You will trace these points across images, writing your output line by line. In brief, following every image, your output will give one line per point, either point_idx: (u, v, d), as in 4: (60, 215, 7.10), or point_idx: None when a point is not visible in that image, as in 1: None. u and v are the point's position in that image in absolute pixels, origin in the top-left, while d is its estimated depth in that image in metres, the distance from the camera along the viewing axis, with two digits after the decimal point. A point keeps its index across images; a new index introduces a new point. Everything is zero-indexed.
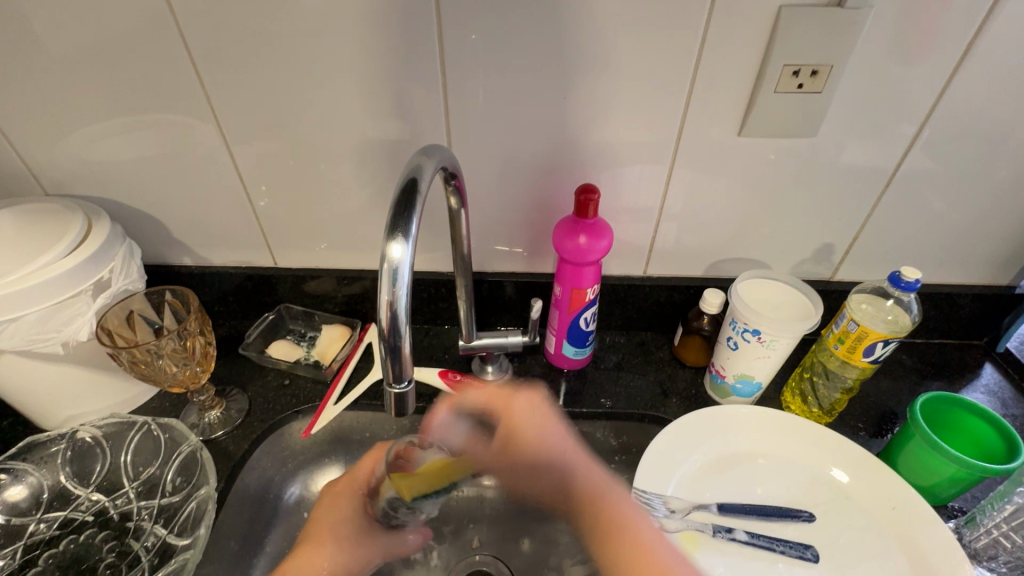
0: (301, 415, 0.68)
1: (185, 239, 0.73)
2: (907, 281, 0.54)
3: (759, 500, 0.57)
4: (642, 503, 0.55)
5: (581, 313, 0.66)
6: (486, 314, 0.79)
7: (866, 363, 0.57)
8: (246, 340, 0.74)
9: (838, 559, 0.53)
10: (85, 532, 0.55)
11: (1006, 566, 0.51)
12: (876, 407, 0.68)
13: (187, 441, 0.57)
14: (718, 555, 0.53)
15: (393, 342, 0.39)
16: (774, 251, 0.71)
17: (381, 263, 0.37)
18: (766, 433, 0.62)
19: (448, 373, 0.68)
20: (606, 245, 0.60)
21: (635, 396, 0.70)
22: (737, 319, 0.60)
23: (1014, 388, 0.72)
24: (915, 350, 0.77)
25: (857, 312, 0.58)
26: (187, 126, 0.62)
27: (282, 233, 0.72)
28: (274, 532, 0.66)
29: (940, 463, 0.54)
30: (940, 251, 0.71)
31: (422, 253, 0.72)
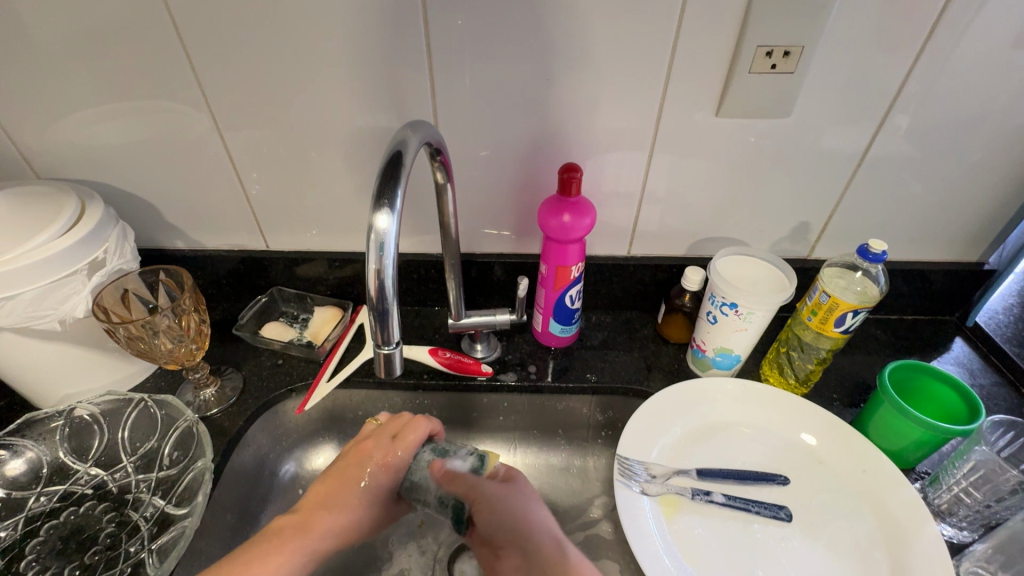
0: (295, 393, 0.70)
1: (178, 223, 0.74)
2: (875, 253, 0.57)
3: (737, 465, 0.60)
4: (624, 469, 0.58)
5: (566, 291, 0.68)
6: (475, 295, 0.81)
7: (838, 333, 0.59)
8: (240, 322, 0.75)
9: (810, 519, 0.55)
10: (85, 504, 0.56)
11: (965, 521, 0.53)
12: (850, 378, 0.71)
13: (184, 415, 0.59)
14: (697, 516, 0.56)
15: (380, 305, 0.40)
16: (753, 230, 0.74)
17: (369, 232, 0.39)
18: (744, 403, 0.64)
19: (438, 350, 0.70)
20: (589, 223, 0.62)
21: (620, 371, 0.73)
22: (716, 294, 0.62)
23: (982, 360, 0.75)
24: (889, 325, 0.80)
25: (829, 284, 0.61)
26: (177, 110, 0.63)
27: (273, 217, 0.73)
28: (270, 507, 0.68)
29: (907, 428, 0.57)
30: (913, 229, 0.73)
31: (412, 234, 0.74)
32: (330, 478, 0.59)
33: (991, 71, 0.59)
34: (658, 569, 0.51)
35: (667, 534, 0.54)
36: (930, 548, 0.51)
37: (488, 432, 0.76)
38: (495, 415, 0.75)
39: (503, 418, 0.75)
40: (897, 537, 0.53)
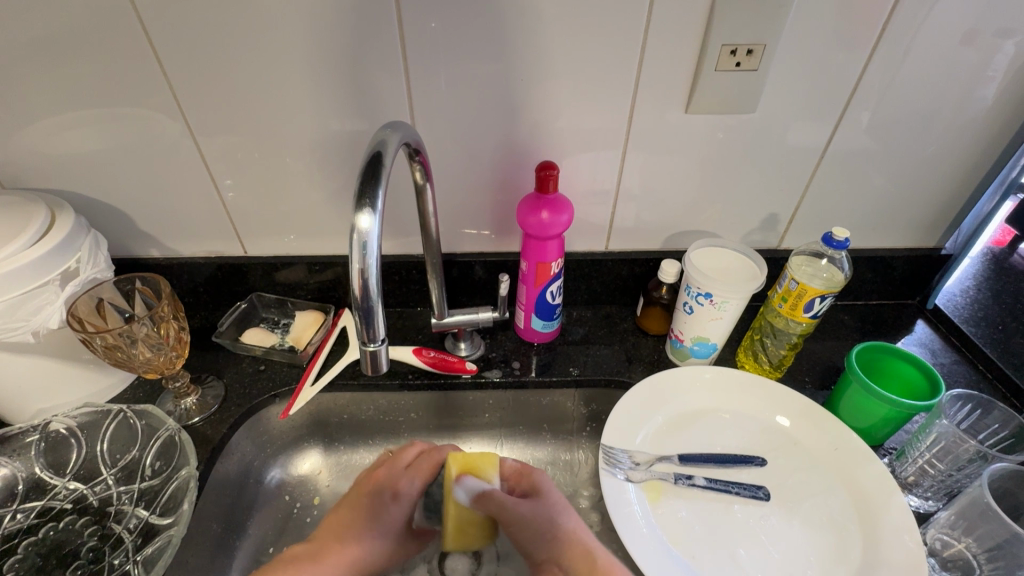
0: (278, 399, 0.70)
1: (151, 230, 0.73)
2: (839, 240, 0.58)
3: (717, 451, 0.62)
4: (609, 457, 0.59)
5: (547, 287, 0.69)
6: (457, 294, 0.81)
7: (807, 319, 0.62)
8: (219, 329, 0.74)
9: (786, 497, 0.58)
10: (65, 519, 0.55)
11: (930, 491, 0.56)
12: (821, 362, 0.74)
13: (165, 425, 0.58)
14: (680, 500, 0.58)
15: (365, 304, 0.41)
16: (726, 222, 0.76)
17: (351, 232, 0.39)
18: (721, 389, 0.67)
19: (422, 350, 0.71)
20: (567, 219, 0.63)
21: (601, 364, 0.74)
22: (691, 285, 0.64)
23: (943, 341, 0.79)
24: (855, 311, 0.83)
25: (797, 272, 0.63)
26: (148, 117, 0.63)
27: (250, 222, 0.73)
28: (256, 514, 0.67)
29: (874, 406, 0.59)
30: (875, 217, 0.77)
31: (392, 236, 0.74)
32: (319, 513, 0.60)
33: (942, 65, 0.62)
34: (648, 556, 0.52)
35: (653, 519, 0.56)
36: (897, 517, 0.53)
37: (475, 429, 0.77)
38: (481, 412, 0.75)
39: (489, 415, 0.76)
40: (868, 510, 0.55)
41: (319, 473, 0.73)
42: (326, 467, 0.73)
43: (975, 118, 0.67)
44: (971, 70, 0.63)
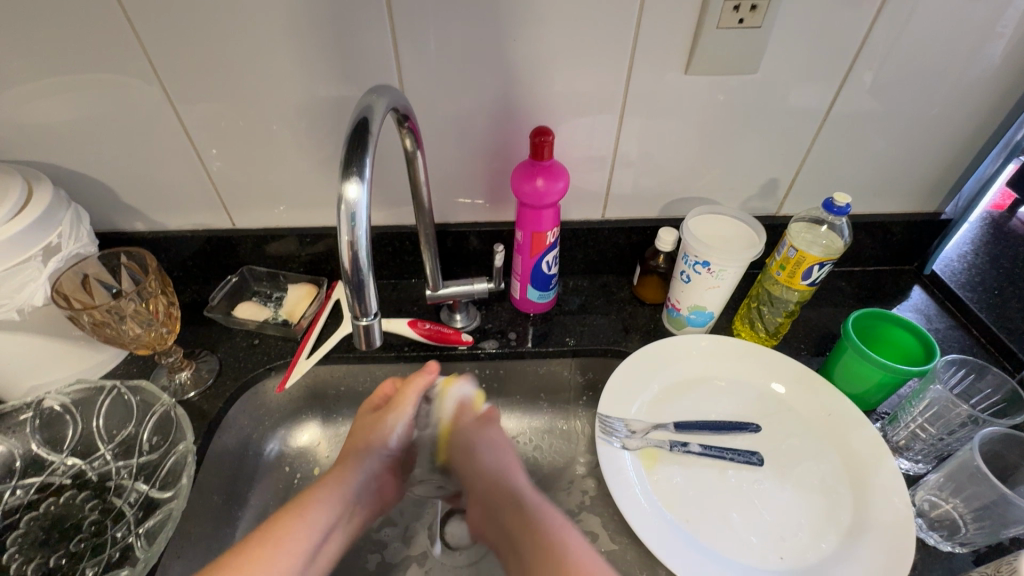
0: (274, 372, 0.69)
1: (135, 202, 0.70)
2: (839, 206, 0.57)
3: (712, 417, 0.63)
4: (606, 426, 0.60)
5: (542, 257, 0.68)
6: (453, 265, 0.80)
7: (805, 286, 0.61)
8: (211, 303, 0.73)
9: (780, 462, 0.59)
10: (65, 494, 0.55)
11: (921, 455, 0.57)
12: (818, 329, 0.74)
13: (160, 400, 0.58)
14: (676, 466, 0.58)
15: (356, 278, 0.40)
16: (726, 188, 0.74)
17: (338, 203, 0.38)
18: (717, 357, 0.67)
19: (417, 322, 0.70)
20: (563, 187, 0.61)
21: (597, 334, 0.74)
22: (688, 253, 0.63)
23: (939, 306, 0.79)
24: (852, 277, 0.83)
25: (796, 238, 0.62)
26: (122, 83, 0.60)
27: (237, 193, 0.71)
28: (257, 485, 0.68)
29: (868, 372, 0.60)
30: (875, 182, 0.75)
31: (384, 206, 0.73)
32: (340, 463, 0.63)
33: (952, 21, 0.60)
34: (643, 521, 0.53)
35: (649, 485, 0.57)
36: (888, 480, 0.54)
37: None
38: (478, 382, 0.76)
39: (486, 386, 0.76)
40: (859, 473, 0.56)
41: (319, 444, 0.73)
42: (325, 438, 0.74)
43: (981, 78, 0.65)
44: (981, 26, 0.60)
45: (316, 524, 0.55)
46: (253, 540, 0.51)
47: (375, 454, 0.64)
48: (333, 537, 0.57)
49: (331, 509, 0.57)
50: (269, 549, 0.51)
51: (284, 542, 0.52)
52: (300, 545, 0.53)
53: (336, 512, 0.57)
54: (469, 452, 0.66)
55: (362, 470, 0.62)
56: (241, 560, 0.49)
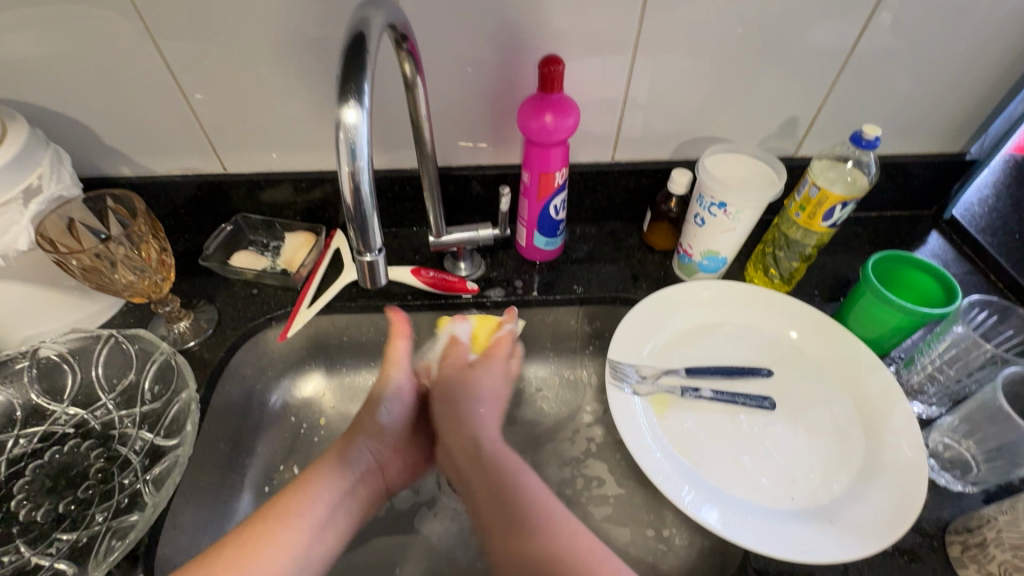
0: (275, 322, 0.68)
1: (119, 145, 0.66)
2: (868, 139, 0.54)
3: (722, 363, 0.62)
4: (616, 372, 0.58)
5: (550, 200, 0.65)
6: (455, 212, 0.77)
7: (826, 228, 0.59)
8: (206, 252, 0.70)
9: (792, 406, 0.58)
10: (69, 443, 0.54)
11: (935, 397, 0.57)
12: (832, 275, 0.72)
13: (160, 348, 0.57)
14: (687, 411, 0.57)
15: (358, 212, 0.37)
16: (743, 127, 0.70)
17: (337, 130, 0.35)
18: (729, 303, 0.65)
19: (421, 270, 0.68)
20: (573, 123, 0.58)
21: (606, 282, 0.72)
22: (704, 194, 0.60)
23: (956, 252, 0.77)
24: (869, 223, 0.80)
25: (818, 177, 0.59)
26: (92, 9, 0.54)
27: (226, 135, 0.66)
28: (263, 435, 0.68)
29: (887, 315, 0.58)
30: (902, 120, 0.71)
31: (382, 148, 0.69)
32: (340, 440, 0.62)
33: None
34: (654, 464, 0.52)
35: (659, 430, 0.56)
36: (902, 423, 0.54)
37: None
38: None
39: None
40: (872, 416, 0.56)
41: (324, 395, 0.73)
42: (329, 389, 0.73)
43: None
44: None
45: (317, 498, 0.54)
46: (254, 523, 0.51)
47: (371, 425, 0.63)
48: (343, 508, 0.56)
49: (331, 485, 0.56)
50: (268, 532, 0.50)
51: (288, 520, 0.52)
52: (308, 519, 0.53)
53: (337, 486, 0.57)
54: (450, 399, 0.64)
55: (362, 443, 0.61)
56: (244, 544, 0.49)
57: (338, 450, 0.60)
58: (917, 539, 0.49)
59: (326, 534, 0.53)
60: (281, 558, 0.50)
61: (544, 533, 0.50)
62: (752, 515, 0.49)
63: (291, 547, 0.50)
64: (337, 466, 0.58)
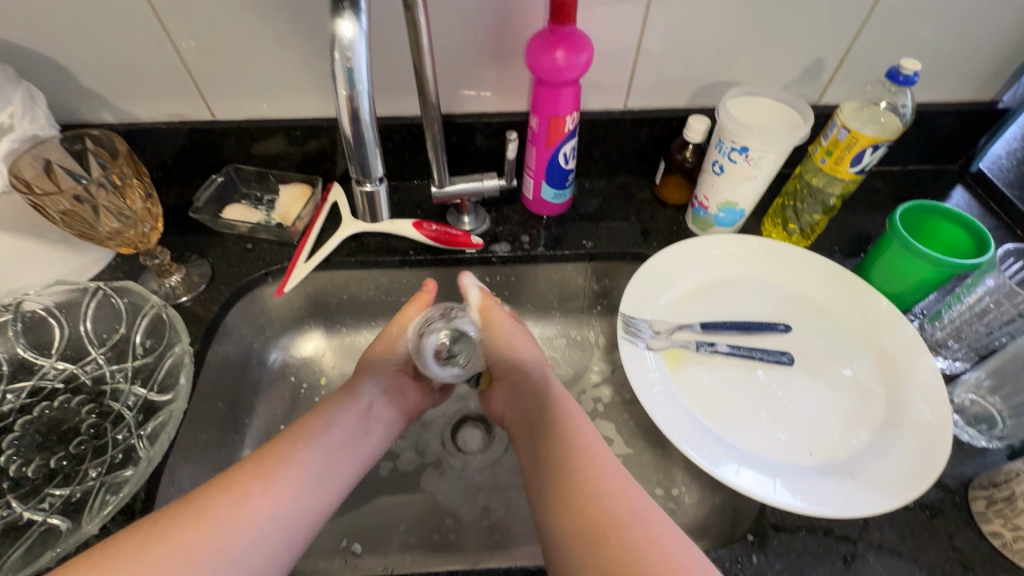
0: (271, 278, 0.65)
1: (98, 88, 0.62)
2: (906, 75, 0.50)
3: (739, 318, 0.59)
4: (629, 326, 0.56)
5: (560, 148, 0.61)
6: (458, 164, 0.73)
7: (853, 174, 0.55)
8: (197, 205, 0.67)
9: (811, 362, 0.56)
10: (59, 398, 0.52)
11: (960, 352, 0.55)
12: (853, 230, 0.69)
13: (150, 301, 0.54)
14: (702, 367, 0.55)
15: (358, 140, 0.35)
16: (766, 71, 0.65)
17: (331, 45, 0.32)
18: (747, 257, 0.62)
19: (423, 224, 0.65)
20: (587, 60, 0.53)
21: (616, 237, 0.69)
22: (724, 139, 0.57)
23: (982, 207, 0.73)
24: (892, 177, 0.76)
25: (847, 119, 0.55)
26: None
27: (212, 78, 0.62)
28: (263, 393, 0.66)
29: (914, 267, 0.55)
30: (937, 64, 0.66)
31: (380, 93, 0.64)
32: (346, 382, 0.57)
33: None
34: (669, 419, 0.50)
35: (673, 384, 0.54)
36: (926, 377, 0.52)
37: None
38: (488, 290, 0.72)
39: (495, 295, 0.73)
40: (894, 371, 0.53)
41: (324, 355, 0.71)
42: (330, 349, 0.72)
43: None
44: None
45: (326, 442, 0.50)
46: (246, 466, 0.47)
47: (386, 360, 0.60)
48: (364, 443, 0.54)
49: (342, 429, 0.52)
50: (275, 467, 0.47)
51: (298, 457, 0.49)
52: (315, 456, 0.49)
53: (349, 426, 0.53)
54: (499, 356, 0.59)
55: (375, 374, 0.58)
56: (236, 479, 0.45)
57: (349, 390, 0.56)
58: (939, 495, 0.47)
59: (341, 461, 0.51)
60: (285, 495, 0.46)
61: (609, 498, 0.45)
62: (770, 470, 0.48)
63: (299, 487, 0.47)
64: (347, 409, 0.54)
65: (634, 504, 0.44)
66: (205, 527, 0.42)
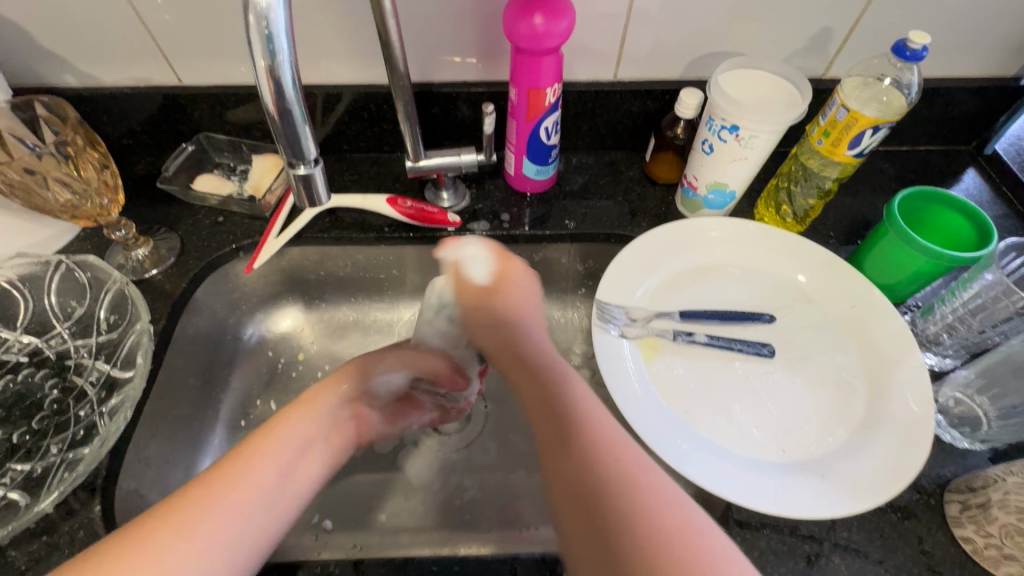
0: (242, 252, 0.63)
1: (56, 49, 0.58)
2: (912, 50, 0.46)
3: (721, 307, 0.57)
4: (603, 313, 0.54)
5: (541, 122, 0.57)
6: (439, 136, 0.70)
7: (850, 157, 0.52)
8: (167, 175, 0.65)
9: (793, 354, 0.54)
10: (23, 372, 0.52)
11: (951, 350, 0.52)
12: (851, 215, 0.65)
13: (112, 275, 0.53)
14: (678, 357, 0.53)
15: (285, 119, 0.32)
16: (766, 42, 0.61)
17: (246, 12, 0.29)
18: (733, 243, 0.59)
19: (397, 200, 0.62)
20: (566, 28, 0.50)
21: (601, 217, 0.66)
22: (714, 116, 0.53)
23: (993, 192, 0.69)
24: (899, 157, 0.72)
25: (848, 97, 0.51)
26: None
27: (176, 40, 0.58)
28: (239, 368, 0.66)
29: (908, 258, 0.52)
30: (956, 35, 0.61)
31: (353, 59, 0.61)
32: (315, 387, 0.51)
33: None
34: (639, 412, 0.48)
35: (647, 374, 0.52)
36: (912, 374, 0.49)
37: None
38: None
39: None
40: (878, 366, 0.51)
41: (302, 330, 0.70)
42: (308, 325, 0.71)
43: None
44: None
45: (278, 459, 0.43)
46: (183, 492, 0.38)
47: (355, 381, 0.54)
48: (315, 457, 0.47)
49: (296, 441, 0.46)
50: (228, 482, 0.40)
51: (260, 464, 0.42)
52: (272, 463, 0.43)
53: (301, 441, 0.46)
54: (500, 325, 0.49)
55: (342, 391, 0.52)
56: (177, 507, 0.37)
57: (310, 401, 0.49)
58: (913, 497, 0.46)
59: (294, 479, 0.44)
60: (238, 526, 0.38)
61: (625, 499, 0.34)
62: (739, 466, 0.46)
63: (248, 512, 0.40)
64: (311, 430, 0.48)
65: (666, 505, 0.34)
66: (146, 554, 0.34)
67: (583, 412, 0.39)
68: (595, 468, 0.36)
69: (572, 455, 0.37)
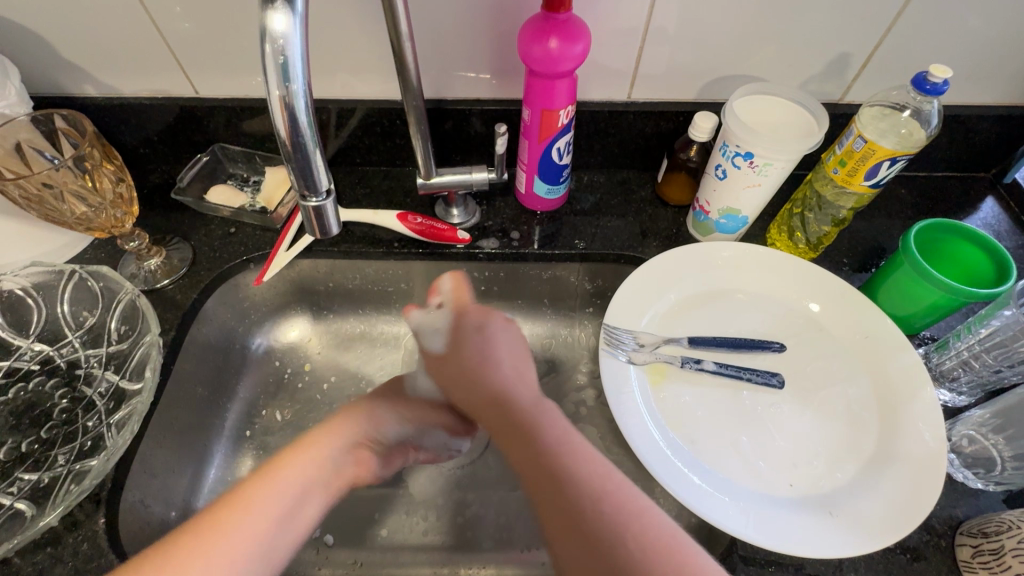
0: (252, 264, 0.63)
1: (77, 60, 0.59)
2: (934, 83, 0.46)
3: (730, 334, 0.56)
4: (611, 338, 0.53)
5: (553, 142, 0.57)
6: (451, 152, 0.70)
7: (866, 188, 0.51)
8: (180, 185, 0.65)
9: (802, 385, 0.53)
10: (33, 380, 0.52)
11: (965, 386, 0.51)
12: (865, 242, 0.64)
13: (124, 287, 0.53)
14: (685, 384, 0.53)
15: (296, 147, 0.32)
16: (783, 66, 0.60)
17: (263, 42, 0.29)
18: (744, 269, 0.58)
19: (407, 216, 0.63)
20: (581, 52, 0.49)
21: (612, 237, 0.66)
22: (728, 142, 0.52)
23: (1012, 222, 0.68)
24: (915, 183, 0.71)
25: (866, 127, 0.51)
26: None
27: (194, 54, 0.59)
28: (246, 377, 0.66)
29: (923, 293, 0.51)
30: (977, 64, 0.60)
31: (368, 75, 0.61)
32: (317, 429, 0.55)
33: None
34: (645, 441, 0.48)
35: (653, 402, 0.52)
36: (925, 410, 0.48)
37: None
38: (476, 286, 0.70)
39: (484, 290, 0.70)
40: (890, 400, 0.50)
41: (309, 341, 0.70)
42: (315, 336, 0.71)
43: None
44: None
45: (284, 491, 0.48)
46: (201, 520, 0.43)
47: (355, 427, 0.56)
48: (310, 500, 0.50)
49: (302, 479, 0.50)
50: (213, 529, 0.43)
51: (253, 509, 0.45)
52: (270, 508, 0.46)
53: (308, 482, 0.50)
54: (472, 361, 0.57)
55: (339, 438, 0.55)
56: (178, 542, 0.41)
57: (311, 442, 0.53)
58: (923, 538, 0.45)
59: (295, 518, 0.48)
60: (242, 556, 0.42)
61: (608, 509, 0.39)
62: (745, 500, 0.46)
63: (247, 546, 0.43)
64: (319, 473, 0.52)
65: (653, 521, 0.39)
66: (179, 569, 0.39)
67: (560, 443, 0.45)
68: (570, 485, 0.42)
69: (556, 485, 0.42)
